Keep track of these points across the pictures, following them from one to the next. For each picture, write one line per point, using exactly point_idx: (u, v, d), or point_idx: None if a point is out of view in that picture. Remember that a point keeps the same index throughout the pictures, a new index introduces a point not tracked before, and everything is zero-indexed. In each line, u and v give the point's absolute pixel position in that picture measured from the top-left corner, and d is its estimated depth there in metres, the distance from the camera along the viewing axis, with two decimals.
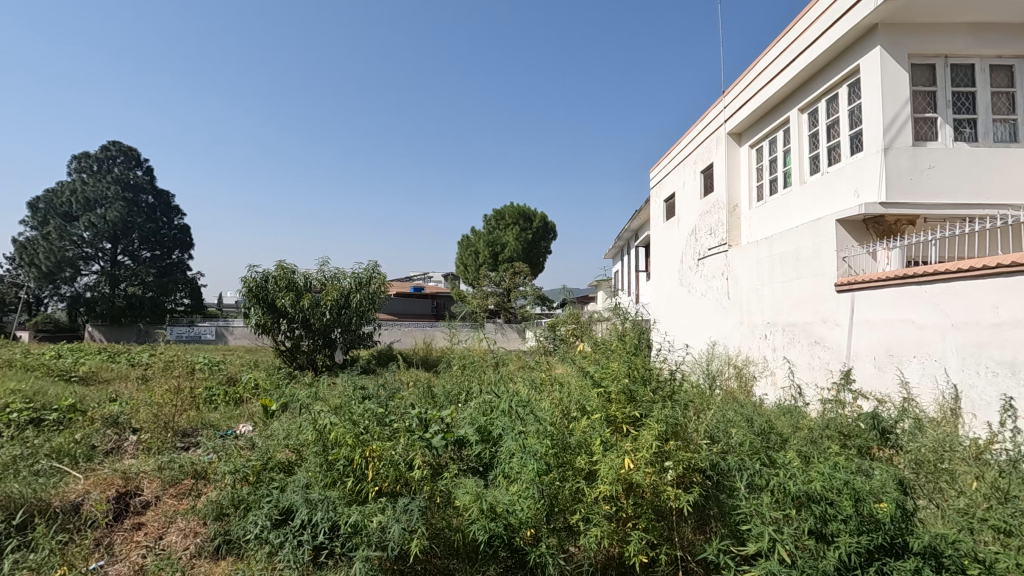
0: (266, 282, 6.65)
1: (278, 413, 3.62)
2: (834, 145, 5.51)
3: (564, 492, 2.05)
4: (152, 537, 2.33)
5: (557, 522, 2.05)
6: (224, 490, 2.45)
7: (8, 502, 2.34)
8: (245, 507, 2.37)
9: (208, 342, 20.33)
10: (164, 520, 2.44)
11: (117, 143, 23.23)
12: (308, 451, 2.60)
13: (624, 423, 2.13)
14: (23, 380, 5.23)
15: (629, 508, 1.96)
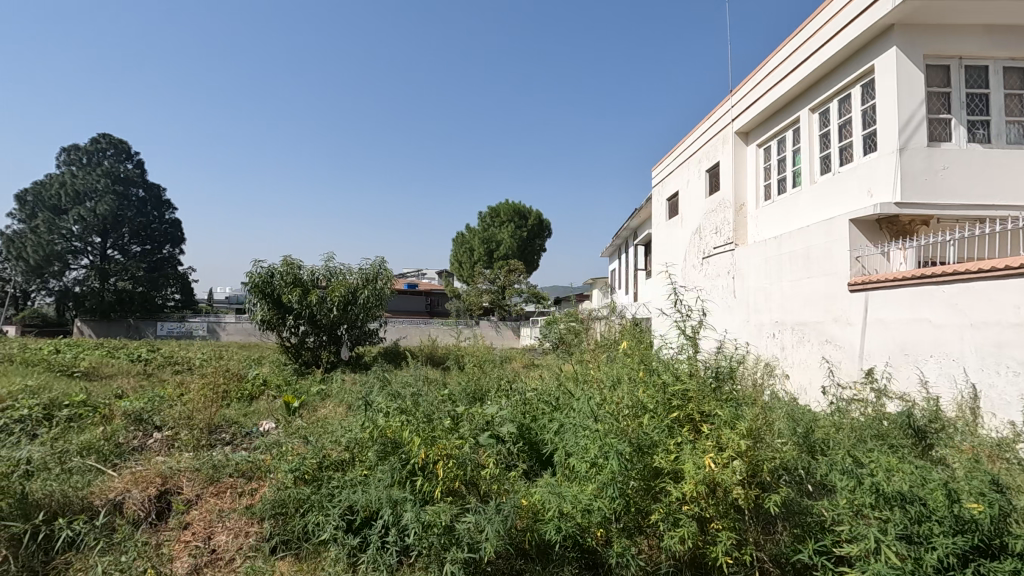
0: (272, 277, 6.58)
1: (298, 411, 3.57)
2: (846, 145, 5.52)
3: (637, 490, 1.98)
4: (201, 536, 2.18)
5: (627, 520, 2.02)
6: (282, 488, 2.34)
7: (52, 503, 2.17)
8: (308, 505, 2.28)
9: (200, 338, 20.10)
10: (212, 517, 2.31)
11: (107, 136, 22.88)
12: (362, 449, 2.51)
13: (699, 421, 2.01)
14: (26, 376, 5.12)
15: (713, 511, 1.80)
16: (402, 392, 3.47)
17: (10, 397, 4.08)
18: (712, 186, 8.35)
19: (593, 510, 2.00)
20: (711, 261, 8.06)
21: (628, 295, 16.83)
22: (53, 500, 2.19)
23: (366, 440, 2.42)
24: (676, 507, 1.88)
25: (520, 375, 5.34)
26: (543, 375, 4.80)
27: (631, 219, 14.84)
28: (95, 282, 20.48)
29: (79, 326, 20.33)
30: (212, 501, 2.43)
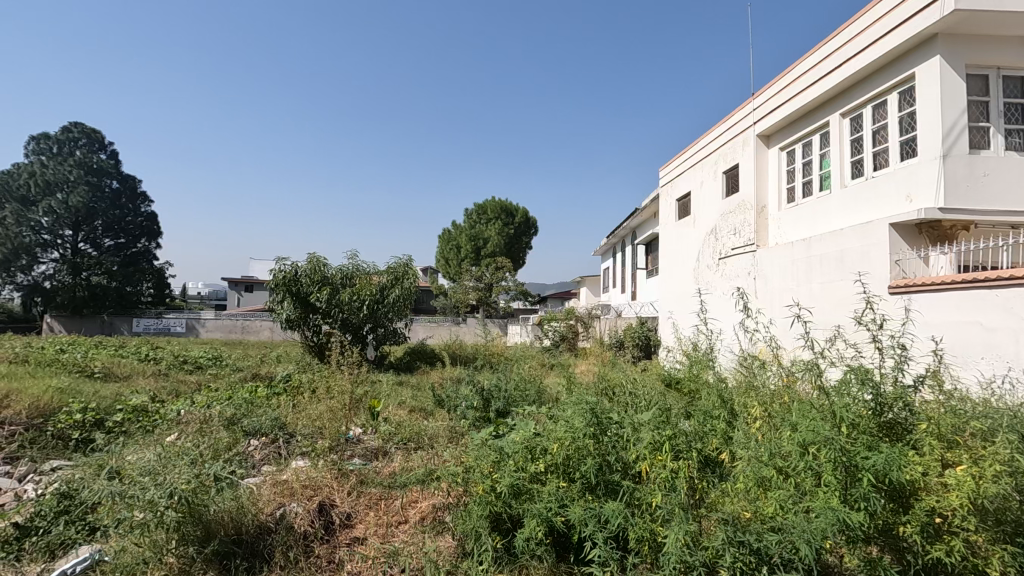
0: (298, 276, 6.43)
1: (375, 413, 3.46)
2: (880, 150, 5.65)
3: (883, 505, 1.38)
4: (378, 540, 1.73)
5: (879, 526, 1.40)
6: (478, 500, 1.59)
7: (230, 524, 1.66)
8: (509, 514, 1.58)
9: (179, 334, 19.54)
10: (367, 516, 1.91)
11: (80, 124, 21.94)
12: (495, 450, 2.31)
13: (910, 424, 1.62)
14: (54, 378, 4.88)
15: (971, 525, 1.31)
16: (485, 395, 3.38)
17: (55, 402, 3.88)
18: (729, 188, 8.46)
19: (842, 519, 1.30)
20: (728, 262, 8.16)
21: (625, 293, 16.94)
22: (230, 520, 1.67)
23: (488, 432, 2.32)
24: (934, 516, 1.35)
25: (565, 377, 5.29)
26: (596, 379, 4.76)
27: (631, 217, 14.94)
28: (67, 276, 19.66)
29: (49, 322, 19.48)
30: (369, 510, 1.89)
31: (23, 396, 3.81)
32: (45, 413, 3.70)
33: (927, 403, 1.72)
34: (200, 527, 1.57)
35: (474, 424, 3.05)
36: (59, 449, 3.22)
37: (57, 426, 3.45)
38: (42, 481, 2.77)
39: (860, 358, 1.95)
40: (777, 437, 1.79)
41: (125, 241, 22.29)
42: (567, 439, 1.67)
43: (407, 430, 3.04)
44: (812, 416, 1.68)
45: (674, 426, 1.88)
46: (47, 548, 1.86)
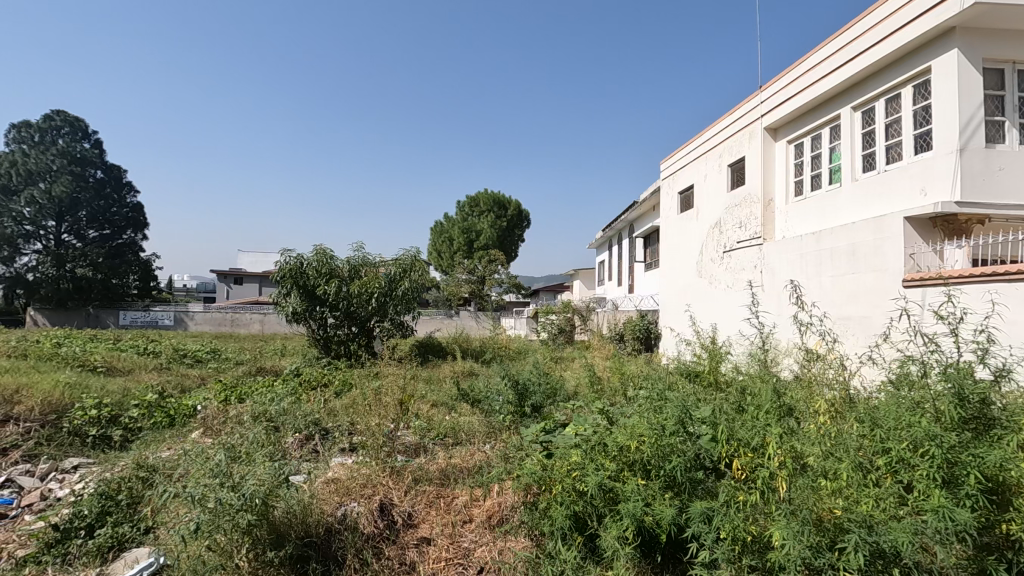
0: (305, 268, 6.32)
1: (404, 408, 3.39)
2: (893, 144, 5.66)
3: (988, 507, 1.35)
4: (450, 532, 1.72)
5: (984, 525, 1.36)
6: (564, 495, 1.54)
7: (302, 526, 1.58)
8: (595, 517, 1.51)
9: (167, 326, 19.26)
10: (434, 506, 1.87)
11: (62, 112, 21.29)
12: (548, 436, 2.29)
13: (998, 420, 1.59)
14: (58, 372, 4.73)
15: None
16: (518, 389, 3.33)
17: (67, 399, 3.76)
18: (735, 181, 8.46)
19: (960, 521, 1.24)
20: (734, 255, 8.15)
21: (621, 287, 16.94)
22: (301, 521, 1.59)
23: (540, 430, 2.26)
24: None
25: (580, 372, 5.24)
26: (615, 374, 4.71)
27: (629, 211, 14.92)
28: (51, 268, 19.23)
29: (33, 315, 19.05)
30: (429, 509, 1.84)
31: (34, 392, 3.69)
32: (57, 409, 3.57)
33: (1005, 399, 1.70)
34: (270, 530, 1.49)
35: (510, 419, 2.99)
36: (79, 448, 3.11)
37: (75, 422, 3.35)
38: (69, 480, 2.67)
39: (925, 353, 1.93)
40: (851, 433, 1.76)
41: (110, 233, 21.69)
42: (649, 434, 1.63)
43: (442, 425, 2.98)
44: (895, 415, 1.65)
45: (745, 422, 1.85)
46: (97, 552, 1.76)
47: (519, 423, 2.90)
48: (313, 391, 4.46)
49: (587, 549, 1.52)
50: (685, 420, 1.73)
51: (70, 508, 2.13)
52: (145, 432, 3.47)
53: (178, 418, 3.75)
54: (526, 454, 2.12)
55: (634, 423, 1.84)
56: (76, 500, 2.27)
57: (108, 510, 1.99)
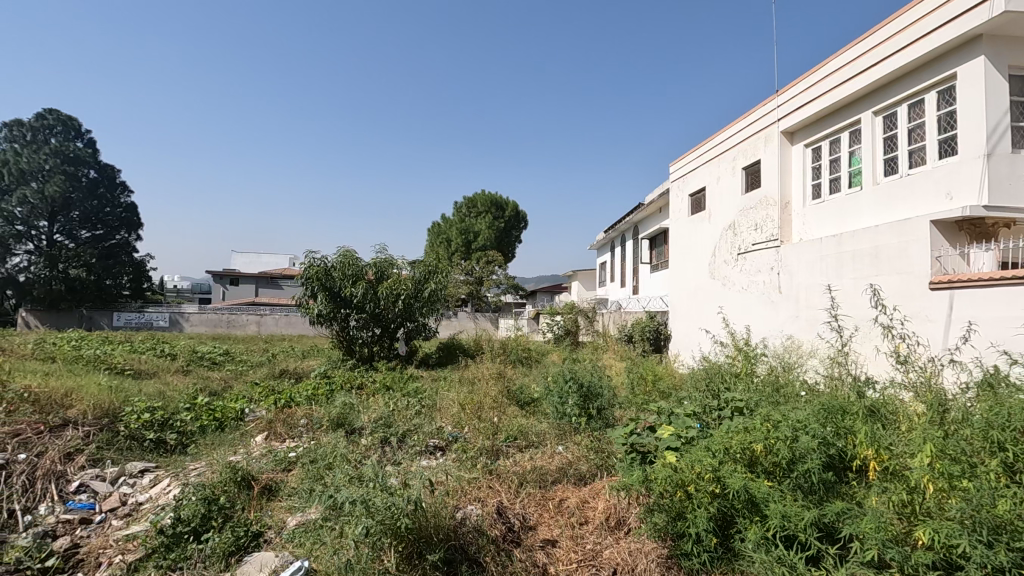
0: (331, 270, 6.31)
1: (462, 411, 3.39)
2: (916, 148, 5.75)
3: None
4: (571, 532, 1.74)
5: None
6: (698, 495, 1.54)
7: (449, 533, 1.58)
8: (737, 517, 1.52)
9: (162, 327, 19.06)
10: (543, 508, 1.89)
11: (55, 111, 20.93)
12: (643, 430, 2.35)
13: None
14: (92, 374, 4.68)
15: None
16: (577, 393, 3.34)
17: (115, 402, 3.73)
18: (749, 184, 8.54)
19: None
20: (749, 257, 8.19)
21: (623, 288, 17.01)
22: (455, 531, 1.61)
23: (630, 433, 2.29)
24: None
25: (613, 372, 5.26)
26: (652, 377, 4.74)
27: (634, 212, 14.99)
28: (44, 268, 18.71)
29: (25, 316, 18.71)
30: (541, 511, 1.87)
31: (81, 395, 3.65)
32: (109, 412, 3.53)
33: None
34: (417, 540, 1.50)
35: (575, 420, 3.02)
36: (139, 456, 3.08)
37: (131, 426, 3.32)
38: (144, 486, 2.66)
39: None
40: (954, 433, 1.81)
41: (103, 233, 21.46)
42: (775, 436, 1.66)
43: (511, 426, 2.99)
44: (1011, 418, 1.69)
45: (849, 424, 1.89)
46: (221, 555, 1.77)
47: (587, 427, 2.92)
48: (354, 395, 4.44)
49: (723, 551, 1.52)
50: (799, 422, 1.77)
51: (170, 512, 2.12)
52: (199, 437, 3.44)
53: (228, 421, 3.73)
54: (627, 455, 2.18)
55: (744, 426, 1.86)
56: (168, 505, 2.27)
57: (215, 514, 2.00)
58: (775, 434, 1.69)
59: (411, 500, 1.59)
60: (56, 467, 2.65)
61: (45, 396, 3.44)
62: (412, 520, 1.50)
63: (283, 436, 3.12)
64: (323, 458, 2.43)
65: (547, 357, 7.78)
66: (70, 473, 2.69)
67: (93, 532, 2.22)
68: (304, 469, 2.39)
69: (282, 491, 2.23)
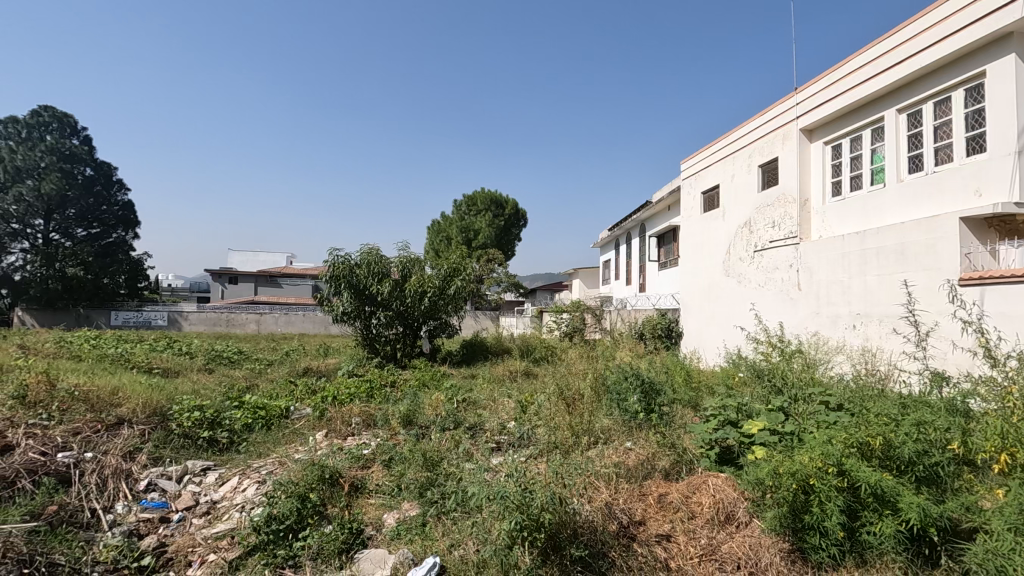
0: (355, 267, 6.29)
1: (519, 409, 3.40)
2: (943, 146, 5.78)
3: None
4: (683, 527, 1.74)
5: None
6: (824, 490, 1.51)
7: (577, 527, 1.57)
8: (864, 511, 1.51)
9: (159, 326, 18.86)
10: (646, 502, 1.89)
11: (50, 108, 20.62)
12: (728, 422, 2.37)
13: None
14: (123, 372, 4.62)
15: None
16: (632, 392, 3.34)
17: (160, 400, 3.69)
18: (766, 181, 8.55)
19: None
20: (767, 254, 8.15)
21: (628, 286, 17.05)
22: (583, 528, 1.59)
23: (715, 428, 2.32)
24: None
25: (645, 368, 5.26)
26: (688, 374, 4.74)
27: (641, 210, 15.02)
28: (40, 267, 18.44)
29: (20, 315, 18.46)
30: (644, 506, 1.87)
31: (127, 393, 3.60)
32: (157, 411, 3.49)
33: None
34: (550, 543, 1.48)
35: (638, 417, 3.02)
36: (198, 456, 3.06)
37: (183, 425, 3.29)
38: (211, 485, 2.63)
39: None
40: None
41: (98, 230, 21.23)
42: (890, 429, 1.66)
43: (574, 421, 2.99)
44: None
45: (947, 422, 1.90)
46: (334, 553, 1.76)
47: (651, 422, 2.92)
48: (392, 394, 4.42)
49: (851, 544, 1.51)
50: (908, 416, 1.78)
51: (259, 510, 2.10)
52: (251, 435, 3.41)
53: (275, 420, 3.70)
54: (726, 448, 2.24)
55: (850, 421, 1.86)
56: (252, 502, 2.25)
57: (309, 511, 1.98)
58: (885, 426, 1.70)
59: (543, 496, 1.56)
60: (123, 466, 2.62)
61: (93, 394, 3.40)
62: (540, 527, 1.44)
63: (344, 433, 3.11)
64: (401, 454, 2.42)
65: (566, 354, 7.78)
66: (136, 472, 2.66)
67: (176, 530, 2.19)
68: (383, 466, 2.38)
69: (367, 487, 2.21)
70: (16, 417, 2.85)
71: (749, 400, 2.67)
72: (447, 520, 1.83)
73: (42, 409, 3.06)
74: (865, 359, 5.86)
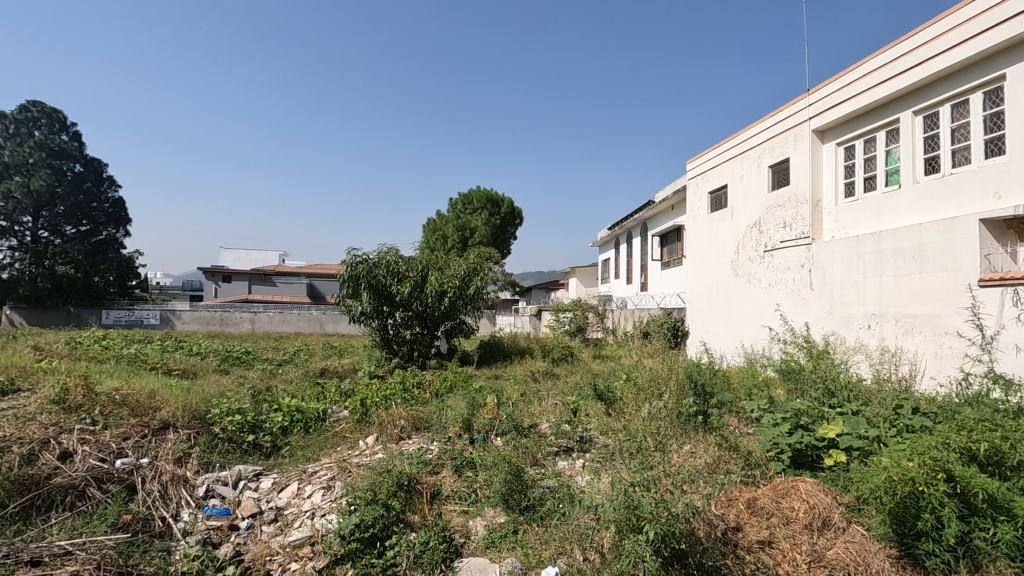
0: (374, 267, 6.23)
1: (566, 411, 3.39)
2: (961, 148, 5.38)
3: None
4: (783, 532, 1.74)
5: None
6: (930, 496, 1.51)
7: (691, 533, 1.55)
8: (975, 520, 1.52)
9: (152, 326, 18.59)
10: (737, 505, 1.89)
11: (38, 103, 20.09)
12: (799, 425, 2.39)
13: None
14: (147, 373, 4.54)
15: None
16: (677, 402, 3.30)
17: (198, 404, 3.62)
18: (775, 182, 8.25)
19: None
20: (775, 255, 7.89)
21: (630, 284, 17.04)
22: (697, 538, 1.58)
23: (791, 431, 2.33)
24: None
25: (671, 369, 5.25)
26: (716, 375, 4.73)
27: (644, 209, 14.99)
28: (29, 264, 18.08)
29: (8, 315, 18.14)
30: (737, 511, 1.86)
31: (165, 397, 3.53)
32: (198, 414, 3.43)
33: None
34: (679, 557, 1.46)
35: (691, 424, 2.98)
36: (246, 462, 3.01)
37: (227, 428, 3.24)
38: (270, 490, 2.59)
39: None
40: None
41: (87, 228, 20.82)
42: (993, 435, 1.68)
43: (628, 425, 2.97)
44: None
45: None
46: (436, 561, 1.74)
47: (707, 426, 2.91)
48: (421, 397, 4.35)
49: (964, 549, 1.51)
50: (1006, 430, 1.76)
51: (337, 518, 2.06)
52: (294, 439, 3.36)
53: (315, 423, 3.64)
54: (799, 454, 2.23)
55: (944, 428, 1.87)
56: (325, 509, 2.23)
57: (393, 519, 1.95)
58: (984, 432, 1.72)
59: (664, 506, 1.53)
60: (179, 472, 2.56)
61: (133, 398, 3.33)
62: (673, 535, 1.42)
63: (397, 438, 3.09)
64: (474, 459, 2.42)
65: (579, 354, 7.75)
66: (193, 478, 2.60)
67: (249, 538, 2.15)
68: (454, 472, 2.35)
69: (443, 492, 2.18)
70: (63, 422, 2.78)
71: (809, 405, 2.64)
72: (539, 528, 1.84)
73: (85, 414, 3.00)
74: (882, 361, 5.67)
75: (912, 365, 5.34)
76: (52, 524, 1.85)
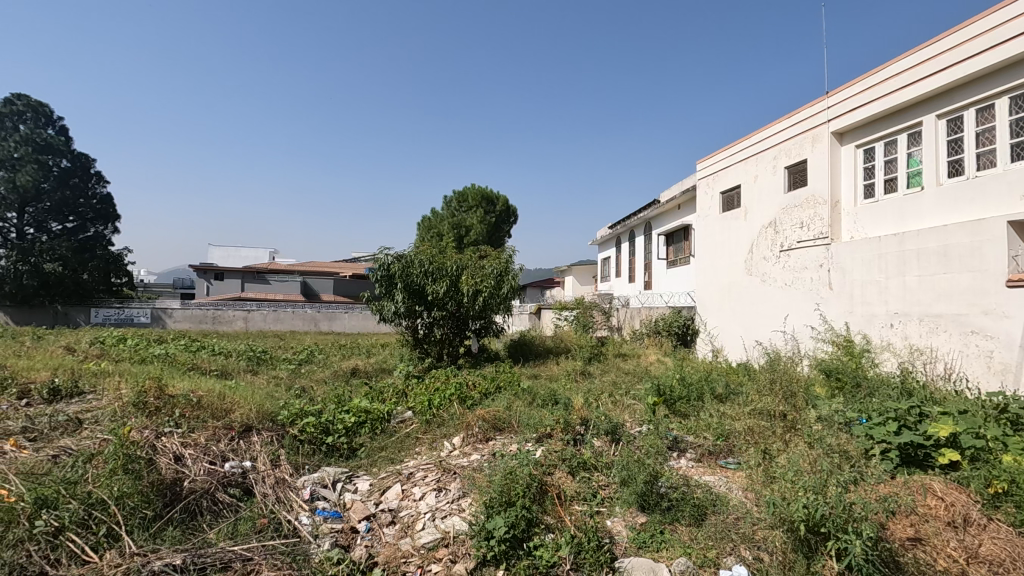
0: (410, 266, 6.21)
1: (640, 412, 3.40)
2: (986, 152, 5.38)
3: None
4: (932, 526, 1.81)
5: None
6: None
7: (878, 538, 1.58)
8: None
9: (143, 324, 18.26)
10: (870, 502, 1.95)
11: (23, 96, 19.53)
12: (905, 425, 2.45)
13: None
14: (195, 374, 4.48)
15: None
16: (752, 403, 3.33)
17: (265, 406, 3.57)
18: (790, 183, 8.26)
19: None
20: (791, 255, 7.94)
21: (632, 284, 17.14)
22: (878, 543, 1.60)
23: (899, 431, 2.39)
24: None
25: (711, 368, 5.29)
26: (761, 373, 4.76)
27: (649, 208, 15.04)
28: (16, 261, 17.63)
29: None
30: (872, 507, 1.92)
31: (233, 399, 3.48)
32: (270, 416, 3.39)
33: None
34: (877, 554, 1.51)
35: (774, 423, 3.01)
36: (327, 463, 3.00)
37: (305, 431, 3.23)
38: (371, 492, 2.59)
39: None
40: None
41: (75, 225, 20.31)
42: None
43: (713, 424, 3.01)
44: None
45: None
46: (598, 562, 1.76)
47: (794, 426, 2.94)
48: (477, 397, 4.33)
49: None
50: None
51: (469, 521, 2.08)
52: (368, 440, 3.34)
53: (384, 425, 3.61)
54: (911, 455, 2.30)
55: None
56: (445, 511, 2.25)
57: (533, 522, 1.96)
58: None
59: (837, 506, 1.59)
60: (287, 477, 2.55)
61: (207, 401, 3.29)
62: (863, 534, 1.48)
63: (481, 440, 3.09)
64: (581, 462, 2.42)
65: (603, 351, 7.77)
66: (295, 481, 2.59)
67: (373, 540, 2.15)
68: (569, 474, 2.36)
69: (565, 493, 2.21)
70: (150, 425, 2.74)
71: (903, 405, 2.67)
72: (685, 529, 1.89)
73: (165, 417, 2.95)
74: (907, 358, 5.80)
75: (938, 363, 5.46)
76: (213, 529, 1.96)
